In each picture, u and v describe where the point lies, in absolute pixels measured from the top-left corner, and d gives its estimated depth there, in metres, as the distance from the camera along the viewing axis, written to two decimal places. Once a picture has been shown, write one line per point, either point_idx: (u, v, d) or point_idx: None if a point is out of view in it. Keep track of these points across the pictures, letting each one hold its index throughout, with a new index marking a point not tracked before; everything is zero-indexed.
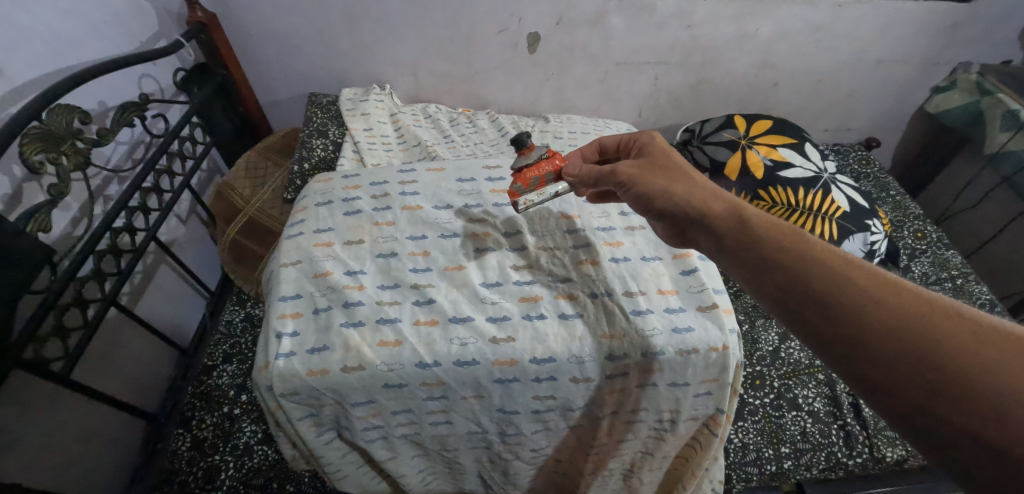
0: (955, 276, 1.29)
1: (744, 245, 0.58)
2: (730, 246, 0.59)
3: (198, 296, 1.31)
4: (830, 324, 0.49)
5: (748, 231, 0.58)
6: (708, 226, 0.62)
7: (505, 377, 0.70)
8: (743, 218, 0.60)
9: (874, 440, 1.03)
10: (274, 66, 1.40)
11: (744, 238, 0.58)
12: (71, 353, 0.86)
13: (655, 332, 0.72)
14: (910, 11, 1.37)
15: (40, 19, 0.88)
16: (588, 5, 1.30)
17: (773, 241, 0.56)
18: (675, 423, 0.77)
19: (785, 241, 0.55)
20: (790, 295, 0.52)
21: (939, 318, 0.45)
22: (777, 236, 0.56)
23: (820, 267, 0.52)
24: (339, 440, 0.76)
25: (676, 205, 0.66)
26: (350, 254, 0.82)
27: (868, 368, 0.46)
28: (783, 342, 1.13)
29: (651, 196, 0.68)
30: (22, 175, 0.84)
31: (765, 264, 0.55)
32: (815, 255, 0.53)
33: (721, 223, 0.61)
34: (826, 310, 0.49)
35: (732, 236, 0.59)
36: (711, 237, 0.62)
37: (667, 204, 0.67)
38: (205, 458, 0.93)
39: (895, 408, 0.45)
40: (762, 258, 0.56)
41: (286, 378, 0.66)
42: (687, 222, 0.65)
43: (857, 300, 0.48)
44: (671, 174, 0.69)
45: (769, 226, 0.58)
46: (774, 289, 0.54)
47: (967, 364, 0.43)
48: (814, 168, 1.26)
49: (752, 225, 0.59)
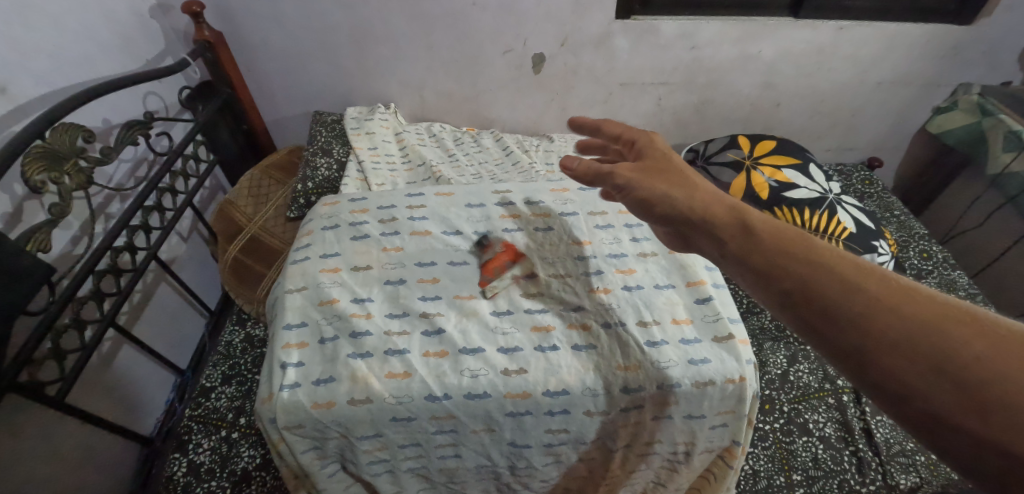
0: (963, 297, 1.28)
1: (745, 249, 0.53)
2: (732, 250, 0.55)
3: (199, 316, 1.29)
4: (842, 336, 0.44)
5: (750, 234, 0.54)
6: (709, 230, 0.59)
7: (517, 410, 0.68)
8: (745, 223, 0.55)
9: (888, 466, 1.00)
10: (279, 85, 1.40)
11: (745, 244, 0.54)
12: (67, 375, 0.84)
13: (671, 363, 0.70)
14: (909, 33, 1.39)
15: (48, 38, 0.88)
16: (592, 26, 1.31)
17: (776, 245, 0.51)
18: (689, 456, 0.75)
19: (790, 245, 0.51)
20: (798, 302, 0.47)
21: (963, 326, 0.40)
22: (780, 240, 0.52)
23: (828, 273, 0.47)
24: (343, 472, 0.73)
25: (678, 209, 0.63)
26: (357, 280, 0.80)
27: (885, 381, 0.42)
28: (791, 365, 1.12)
29: (652, 201, 0.66)
30: (23, 194, 0.83)
31: (768, 270, 0.50)
32: (820, 259, 0.48)
33: (722, 227, 0.57)
34: (837, 318, 0.44)
35: (734, 241, 0.55)
36: (711, 243, 0.58)
37: (668, 210, 0.64)
38: (201, 484, 0.90)
39: (920, 425, 0.40)
40: (765, 264, 0.51)
41: (290, 410, 0.64)
42: (688, 228, 0.62)
43: (872, 308, 0.43)
44: (672, 180, 0.66)
45: (772, 230, 0.53)
46: (780, 295, 0.49)
47: (997, 373, 0.38)
48: (820, 189, 1.26)
49: (752, 228, 0.54)
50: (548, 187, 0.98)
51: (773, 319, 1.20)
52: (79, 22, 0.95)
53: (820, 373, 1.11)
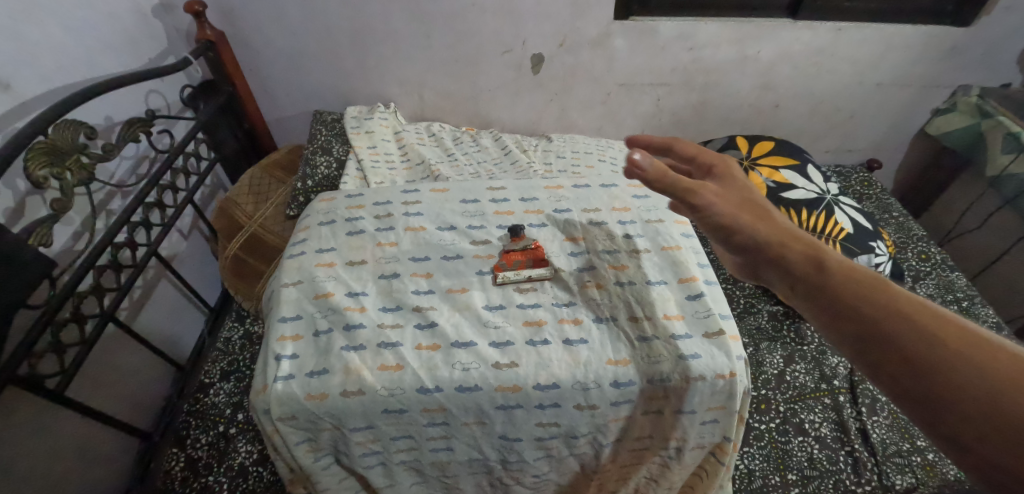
0: (961, 298, 1.27)
1: (822, 291, 0.45)
2: (806, 293, 0.47)
3: (198, 312, 1.30)
4: (944, 405, 0.36)
5: (825, 273, 0.46)
6: (785, 270, 0.50)
7: (508, 403, 0.69)
8: (827, 263, 0.47)
9: (883, 466, 1.00)
10: (280, 84, 1.41)
11: (821, 283, 0.46)
12: (67, 369, 0.85)
13: (661, 359, 0.71)
14: (906, 35, 1.40)
15: (52, 36, 0.89)
16: (591, 27, 1.32)
17: (857, 291, 0.43)
18: (681, 452, 0.76)
19: (875, 293, 0.42)
20: (879, 357, 0.40)
21: None
22: (863, 282, 0.44)
23: (921, 329, 0.39)
24: (337, 465, 0.74)
25: (753, 240, 0.53)
26: (352, 274, 0.81)
27: (999, 461, 0.34)
28: (788, 365, 1.12)
29: (727, 228, 0.55)
30: (26, 189, 0.84)
31: (849, 314, 0.42)
32: (913, 313, 0.40)
33: (795, 264, 0.49)
34: (927, 378, 0.37)
35: (810, 279, 0.47)
36: (782, 278, 0.50)
37: (742, 238, 0.54)
38: (198, 478, 0.90)
39: None
40: (847, 307, 0.43)
41: (284, 401, 0.65)
42: (758, 261, 0.53)
43: (982, 379, 0.36)
44: (751, 209, 0.56)
45: (855, 271, 0.45)
46: (865, 348, 0.41)
47: None
48: (817, 190, 1.26)
49: (830, 268, 0.46)
50: (543, 184, 0.98)
51: (769, 319, 1.21)
52: (82, 20, 0.96)
53: (816, 373, 1.11)
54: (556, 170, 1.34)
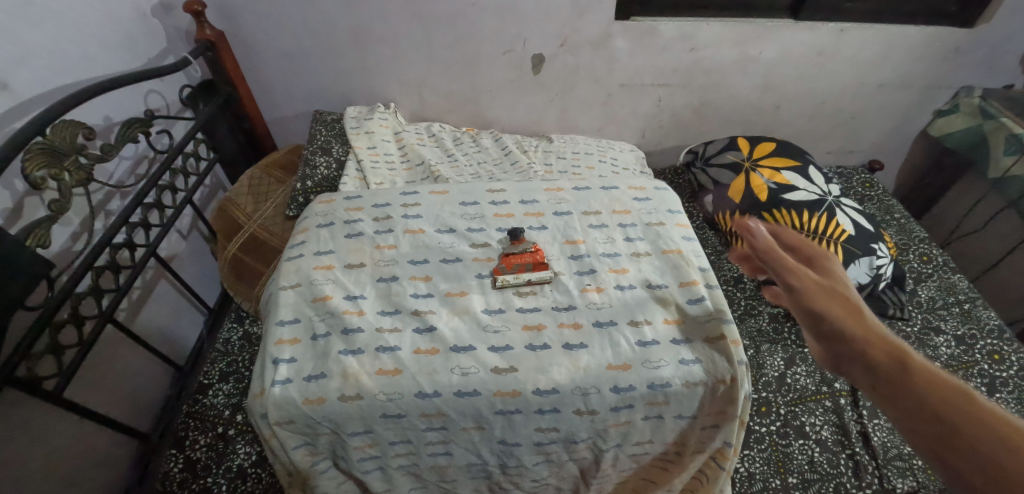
0: (962, 301, 1.27)
1: (893, 381, 0.52)
2: (889, 390, 0.52)
3: (197, 312, 1.30)
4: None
5: (905, 369, 0.52)
6: (866, 364, 0.55)
7: (507, 408, 0.68)
8: (909, 365, 0.52)
9: (884, 470, 0.99)
10: (279, 83, 1.40)
11: (900, 380, 0.51)
12: (65, 371, 0.84)
13: (661, 364, 0.70)
14: (909, 35, 1.39)
15: (50, 35, 0.89)
16: (592, 27, 1.31)
17: (934, 389, 0.49)
18: (680, 456, 0.77)
19: (960, 401, 0.47)
20: (946, 445, 0.45)
21: None
22: (945, 385, 0.49)
23: (1002, 440, 0.43)
24: (335, 469, 0.74)
25: (842, 333, 0.59)
26: (350, 277, 0.81)
27: None
28: (788, 367, 1.12)
29: (820, 317, 0.62)
30: (24, 190, 0.84)
31: (923, 409, 0.48)
32: (993, 424, 0.44)
33: (879, 361, 0.54)
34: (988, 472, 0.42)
35: (887, 374, 0.53)
36: (864, 373, 0.55)
37: (831, 326, 0.61)
38: (197, 480, 0.90)
39: None
40: (920, 401, 0.49)
41: (281, 406, 0.65)
42: (843, 356, 0.58)
43: None
44: (848, 305, 0.62)
45: (936, 377, 0.50)
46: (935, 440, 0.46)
47: None
48: (819, 191, 1.26)
49: (913, 367, 0.52)
50: (543, 186, 0.98)
51: (770, 321, 1.20)
52: (80, 20, 0.96)
53: (817, 375, 1.11)
54: (557, 171, 1.33)
